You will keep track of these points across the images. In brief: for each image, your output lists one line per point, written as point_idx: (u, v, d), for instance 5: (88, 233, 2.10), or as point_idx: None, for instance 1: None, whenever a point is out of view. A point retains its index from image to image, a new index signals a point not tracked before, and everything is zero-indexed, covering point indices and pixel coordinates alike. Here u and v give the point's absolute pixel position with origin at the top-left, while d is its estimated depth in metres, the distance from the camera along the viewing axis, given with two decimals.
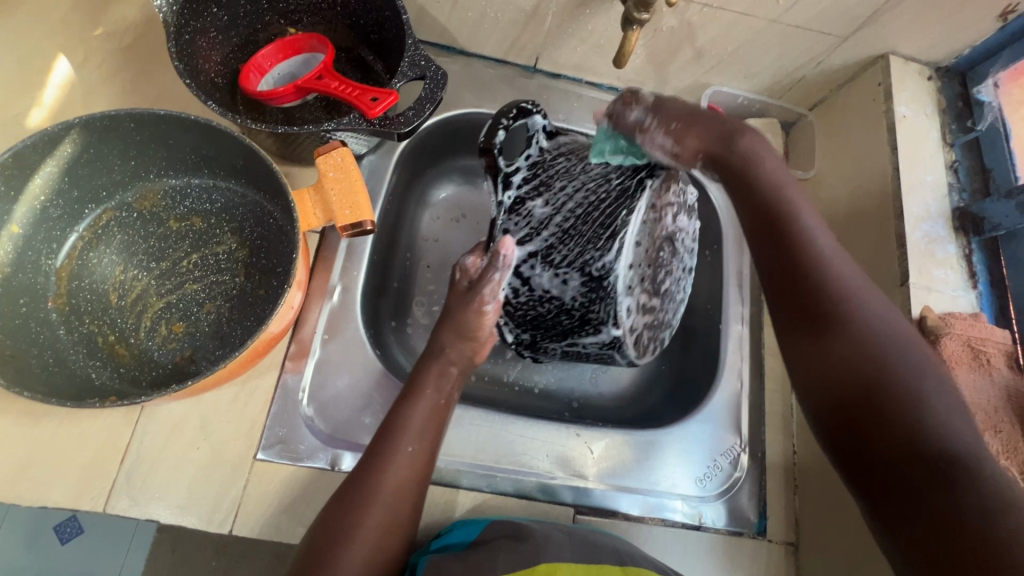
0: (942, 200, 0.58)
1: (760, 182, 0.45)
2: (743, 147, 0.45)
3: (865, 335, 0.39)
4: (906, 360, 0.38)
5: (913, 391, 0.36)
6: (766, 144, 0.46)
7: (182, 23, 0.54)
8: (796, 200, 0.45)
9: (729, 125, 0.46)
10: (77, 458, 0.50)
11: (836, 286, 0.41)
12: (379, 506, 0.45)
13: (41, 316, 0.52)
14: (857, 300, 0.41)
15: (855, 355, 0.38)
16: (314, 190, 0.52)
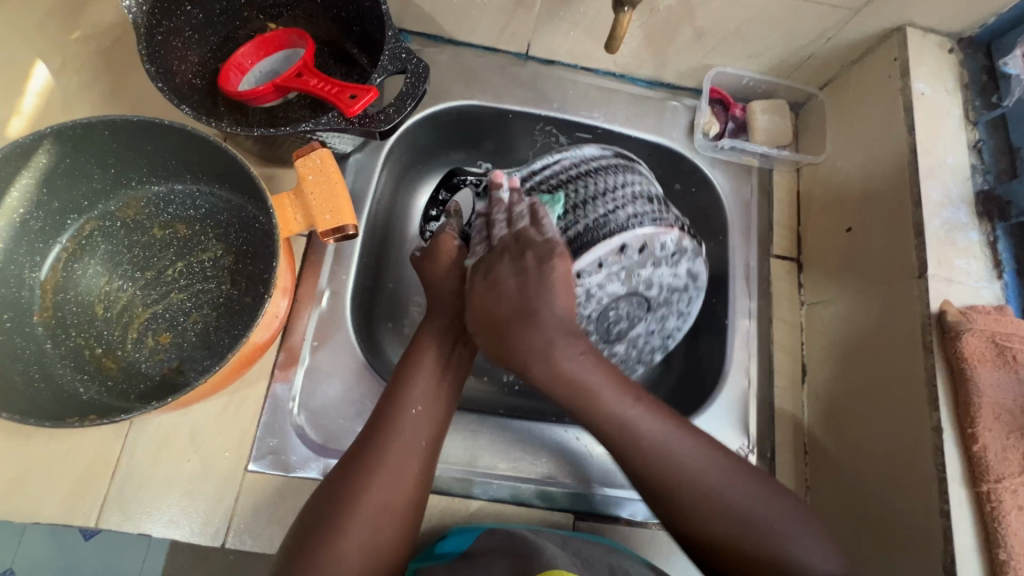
0: (964, 184, 0.54)
1: (559, 390, 0.43)
2: (558, 353, 0.43)
3: (687, 495, 0.42)
4: (755, 509, 0.42)
5: (768, 541, 0.41)
6: (576, 338, 0.44)
7: (153, 23, 0.52)
8: (607, 395, 0.44)
9: (520, 337, 0.43)
10: (68, 473, 0.50)
11: (659, 479, 0.43)
12: (389, 472, 0.44)
13: (26, 331, 0.51)
14: (685, 461, 0.43)
15: (701, 531, 0.42)
16: (294, 195, 0.50)
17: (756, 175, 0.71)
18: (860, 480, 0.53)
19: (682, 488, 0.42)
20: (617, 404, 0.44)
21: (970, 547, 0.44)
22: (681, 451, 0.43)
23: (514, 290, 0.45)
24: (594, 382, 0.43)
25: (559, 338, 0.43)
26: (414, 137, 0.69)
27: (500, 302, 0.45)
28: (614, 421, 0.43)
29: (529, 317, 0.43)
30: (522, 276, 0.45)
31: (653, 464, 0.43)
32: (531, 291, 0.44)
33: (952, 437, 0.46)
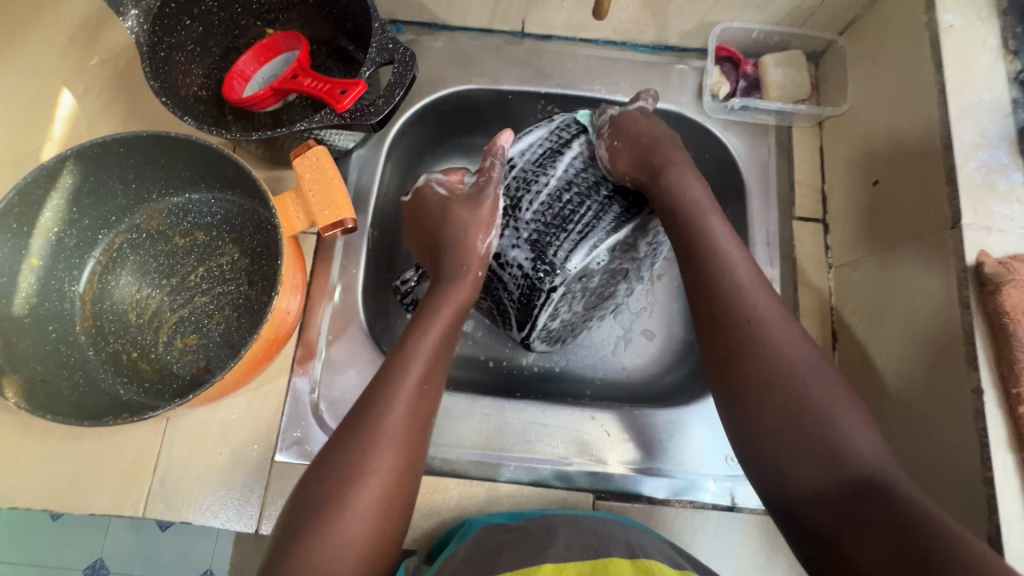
0: (1004, 121, 0.48)
1: (680, 205, 0.50)
2: (669, 175, 0.51)
3: (769, 343, 0.43)
4: (809, 373, 0.41)
5: (819, 418, 0.39)
6: (716, 208, 0.50)
7: (154, 40, 0.54)
8: (714, 216, 0.49)
9: (676, 174, 0.51)
10: (116, 468, 0.54)
11: (733, 300, 0.45)
12: (391, 446, 0.43)
13: (71, 340, 0.55)
14: (755, 300, 0.45)
15: (775, 360, 0.42)
16: (294, 194, 0.52)
17: (773, 133, 0.67)
18: (899, 450, 0.50)
19: (754, 321, 0.44)
20: (707, 220, 0.49)
21: (1020, 517, 0.40)
22: (771, 320, 0.44)
23: (642, 131, 0.55)
24: (710, 215, 0.49)
25: (679, 163, 0.52)
26: (424, 133, 0.70)
27: (638, 154, 0.53)
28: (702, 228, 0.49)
29: (673, 166, 0.52)
30: (659, 138, 0.54)
31: (731, 299, 0.45)
32: (658, 155, 0.52)
33: (994, 398, 0.42)
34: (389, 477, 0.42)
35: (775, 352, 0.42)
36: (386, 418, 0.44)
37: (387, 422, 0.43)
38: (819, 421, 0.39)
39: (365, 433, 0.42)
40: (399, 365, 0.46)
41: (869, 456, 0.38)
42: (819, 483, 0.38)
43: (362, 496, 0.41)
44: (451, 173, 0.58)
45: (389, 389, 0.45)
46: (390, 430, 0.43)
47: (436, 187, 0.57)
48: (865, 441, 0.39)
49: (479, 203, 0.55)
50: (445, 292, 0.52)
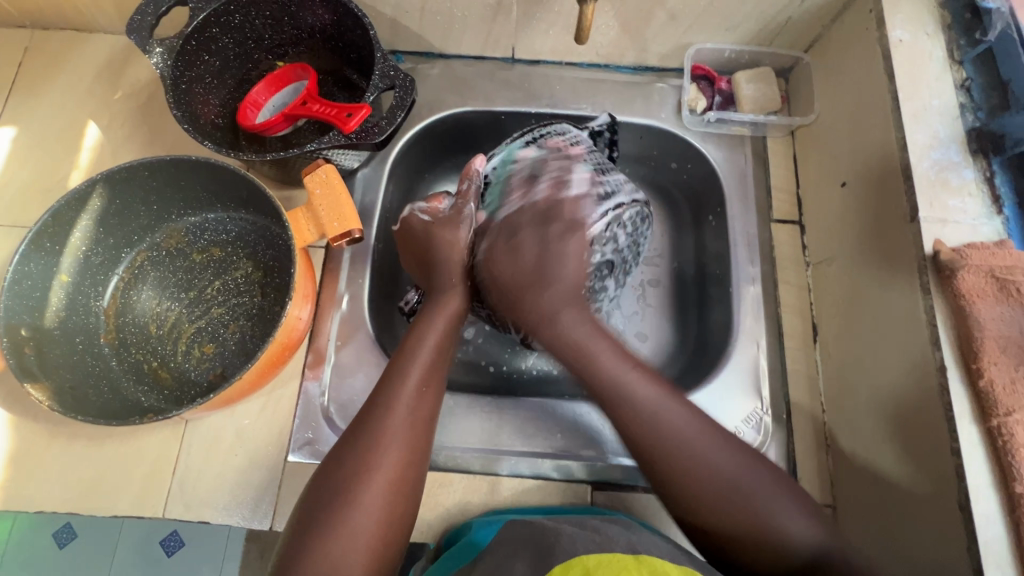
0: (953, 123, 0.53)
1: (565, 343, 0.52)
2: (559, 320, 0.53)
3: (660, 439, 0.46)
4: (737, 478, 0.44)
5: (756, 516, 0.43)
6: (582, 309, 0.54)
7: (177, 74, 0.59)
8: (600, 344, 0.51)
9: (533, 298, 0.54)
10: (137, 472, 0.57)
11: (653, 457, 0.46)
12: (395, 445, 0.46)
13: (96, 351, 0.59)
14: (678, 434, 0.46)
15: (694, 455, 0.45)
16: (305, 208, 0.56)
17: (749, 143, 0.71)
18: (877, 432, 0.53)
19: (684, 446, 0.45)
20: (613, 364, 0.49)
21: (987, 485, 0.43)
22: (665, 413, 0.47)
23: (531, 250, 0.56)
24: (595, 340, 0.51)
25: (560, 310, 0.53)
26: (423, 154, 0.75)
27: (519, 267, 0.55)
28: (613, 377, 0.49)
29: (536, 287, 0.54)
30: (541, 246, 0.56)
31: (634, 422, 0.47)
32: (544, 260, 0.55)
33: (958, 375, 0.45)
34: (395, 474, 0.45)
35: (688, 482, 0.44)
36: (391, 421, 0.47)
37: (391, 422, 0.47)
38: (756, 518, 0.43)
39: (371, 434, 0.46)
40: (400, 372, 0.50)
41: (807, 532, 0.42)
42: (771, 564, 0.42)
43: (372, 495, 0.44)
44: (432, 200, 0.62)
45: (392, 393, 0.49)
46: (394, 431, 0.47)
47: (418, 216, 0.60)
48: (797, 523, 0.43)
49: (458, 225, 0.59)
50: (440, 306, 0.55)
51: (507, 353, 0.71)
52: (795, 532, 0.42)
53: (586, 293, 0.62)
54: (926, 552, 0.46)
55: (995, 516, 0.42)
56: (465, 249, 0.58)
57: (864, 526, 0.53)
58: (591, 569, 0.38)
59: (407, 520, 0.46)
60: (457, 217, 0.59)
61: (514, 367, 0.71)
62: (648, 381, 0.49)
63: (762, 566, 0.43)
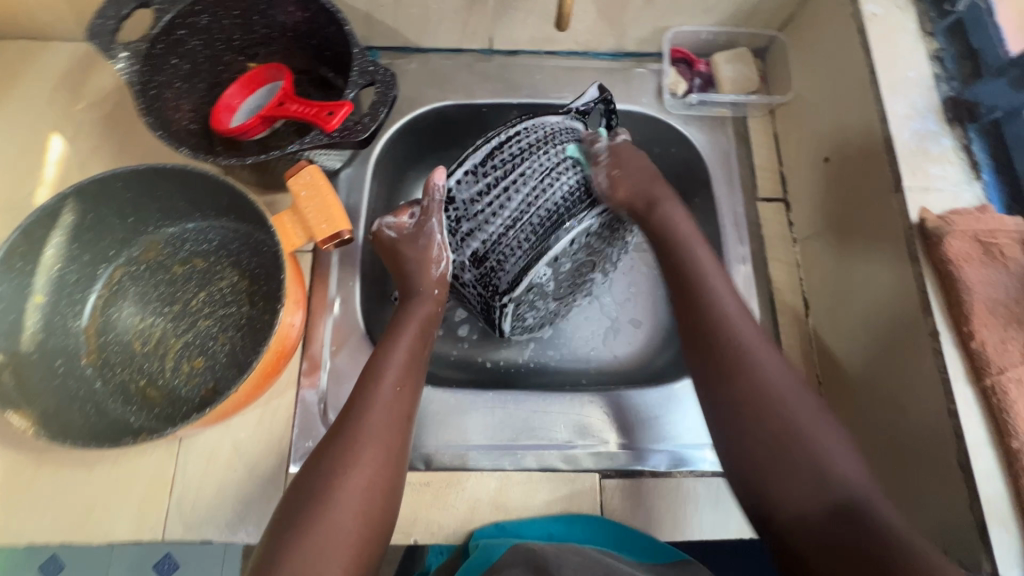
0: (930, 93, 0.54)
1: (671, 241, 0.55)
2: (655, 211, 0.56)
3: (722, 330, 0.49)
4: (790, 394, 0.45)
5: (797, 424, 0.44)
6: (685, 218, 0.57)
7: (145, 80, 0.57)
8: (703, 257, 0.53)
9: (658, 219, 0.55)
10: (132, 495, 0.55)
11: (724, 336, 0.49)
12: (371, 444, 0.46)
13: (78, 374, 0.56)
14: (749, 346, 0.48)
15: (747, 355, 0.47)
16: (291, 212, 0.55)
17: (730, 124, 0.72)
18: (873, 398, 0.54)
19: (739, 348, 0.48)
20: (714, 282, 0.52)
21: (984, 442, 0.44)
22: (739, 326, 0.49)
23: (633, 168, 0.57)
24: (694, 243, 0.54)
25: (687, 233, 0.55)
26: (406, 152, 0.73)
27: (637, 195, 0.56)
28: (727, 296, 0.51)
29: (665, 198, 0.57)
30: (631, 176, 0.56)
31: (720, 325, 0.49)
32: (655, 198, 0.56)
33: (950, 338, 0.47)
34: (373, 474, 0.45)
35: (748, 377, 0.46)
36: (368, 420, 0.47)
37: (368, 424, 0.47)
38: (803, 438, 0.43)
39: (349, 434, 0.46)
40: (375, 375, 0.50)
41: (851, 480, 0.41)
42: (805, 507, 0.41)
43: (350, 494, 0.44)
44: (399, 211, 0.58)
45: (369, 395, 0.49)
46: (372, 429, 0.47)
47: (386, 233, 0.57)
48: (845, 460, 0.42)
49: (426, 243, 0.56)
50: (411, 312, 0.55)
51: (502, 347, 0.71)
52: (840, 467, 0.42)
53: (558, 292, 0.60)
54: (929, 512, 0.48)
55: (994, 472, 0.44)
56: (437, 262, 0.56)
57: None
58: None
59: (388, 518, 0.46)
60: (424, 235, 0.56)
61: (510, 361, 0.70)
62: (747, 315, 0.50)
63: (794, 509, 0.42)
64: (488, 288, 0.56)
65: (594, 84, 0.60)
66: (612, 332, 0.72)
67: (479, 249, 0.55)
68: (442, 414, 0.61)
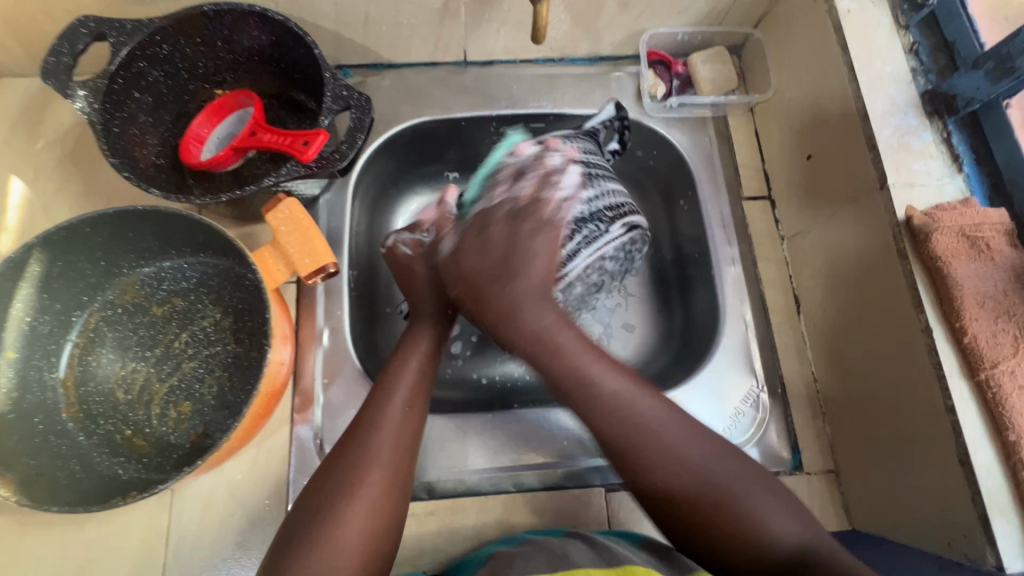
0: (908, 88, 0.54)
1: (526, 323, 0.48)
2: (514, 288, 0.49)
3: (614, 427, 0.45)
4: (736, 477, 0.43)
5: (738, 503, 0.42)
6: (549, 304, 0.49)
7: (107, 117, 0.55)
8: (566, 334, 0.48)
9: (497, 290, 0.49)
10: (126, 548, 0.53)
11: (627, 428, 0.44)
12: (380, 465, 0.45)
13: (59, 429, 0.54)
14: (644, 418, 0.45)
15: (675, 450, 0.43)
16: (272, 247, 0.53)
17: (711, 124, 0.72)
18: (870, 393, 0.55)
19: (640, 444, 0.44)
20: (602, 373, 0.46)
21: (981, 435, 0.45)
22: (604, 380, 0.46)
23: (499, 239, 0.51)
24: (562, 328, 0.48)
25: (520, 302, 0.48)
26: (387, 170, 0.72)
27: (486, 261, 0.50)
28: (570, 367, 0.46)
29: (501, 279, 0.49)
30: (512, 240, 0.51)
31: (597, 412, 0.45)
32: (515, 256, 0.50)
33: (943, 334, 0.47)
34: (379, 498, 0.44)
35: (658, 472, 0.43)
36: (378, 439, 0.46)
37: (376, 443, 0.46)
38: (738, 513, 0.42)
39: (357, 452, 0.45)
40: (382, 396, 0.49)
41: (788, 536, 0.41)
42: (749, 569, 0.41)
43: (357, 512, 0.42)
44: (414, 228, 0.61)
45: (377, 415, 0.48)
46: (381, 448, 0.46)
47: (402, 247, 0.59)
48: (781, 524, 0.41)
49: (441, 261, 0.58)
50: (424, 330, 0.56)
51: (497, 363, 0.70)
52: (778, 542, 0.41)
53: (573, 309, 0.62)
54: (932, 505, 0.48)
55: (993, 465, 0.44)
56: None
57: (868, 484, 0.56)
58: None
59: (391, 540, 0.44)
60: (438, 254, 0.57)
61: (506, 377, 0.69)
62: (658, 401, 0.46)
63: (737, 559, 0.41)
64: None
65: (612, 102, 0.64)
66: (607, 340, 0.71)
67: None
68: (441, 440, 0.59)
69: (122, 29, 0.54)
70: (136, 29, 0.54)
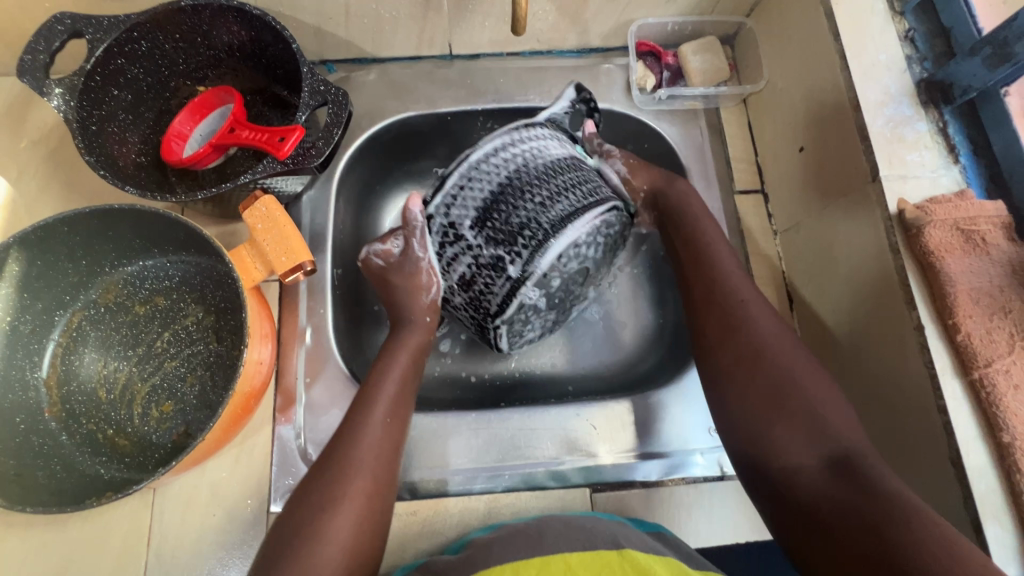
0: (902, 76, 0.52)
1: (710, 259, 0.55)
2: (687, 223, 0.58)
3: (753, 343, 0.49)
4: (817, 395, 0.45)
5: (813, 420, 0.44)
6: (713, 223, 0.58)
7: (84, 115, 0.54)
8: (727, 259, 0.55)
9: (682, 203, 0.59)
10: (108, 548, 0.53)
11: (756, 350, 0.48)
12: (363, 475, 0.45)
13: (41, 428, 0.54)
14: (766, 337, 0.49)
15: (763, 361, 0.47)
16: (249, 245, 0.54)
17: (703, 116, 0.70)
18: (862, 392, 0.53)
19: (772, 359, 0.47)
20: (742, 282, 0.53)
21: (975, 436, 0.43)
22: (760, 317, 0.50)
23: (664, 185, 0.61)
24: (720, 256, 0.55)
25: (704, 222, 0.58)
26: (374, 165, 0.70)
27: (655, 179, 0.61)
28: (726, 279, 0.53)
29: (686, 196, 0.59)
30: (624, 177, 0.61)
31: (750, 329, 0.49)
32: (671, 181, 0.61)
33: (935, 331, 0.45)
34: (363, 508, 0.44)
35: (767, 377, 0.47)
36: (357, 451, 0.46)
37: (357, 454, 0.46)
38: (813, 427, 0.43)
39: (338, 462, 0.45)
40: (364, 408, 0.49)
41: (844, 431, 0.43)
42: (813, 485, 0.41)
43: (339, 521, 0.42)
44: (384, 238, 0.57)
45: (358, 427, 0.48)
46: (361, 458, 0.46)
47: (374, 261, 0.57)
48: (805, 457, 0.43)
49: (415, 270, 0.56)
50: (403, 341, 0.55)
51: (486, 360, 0.68)
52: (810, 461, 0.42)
53: (557, 305, 0.56)
54: None
55: (987, 466, 0.43)
56: (426, 287, 0.57)
57: None
58: (572, 565, 0.40)
59: (373, 550, 0.44)
60: (415, 261, 0.56)
61: (495, 375, 0.67)
62: (778, 318, 0.51)
63: (806, 487, 0.42)
64: (479, 310, 0.55)
65: (570, 85, 0.60)
66: (598, 336, 0.69)
67: (465, 272, 0.54)
68: (424, 439, 0.59)
69: (98, 26, 0.53)
70: (113, 26, 0.54)
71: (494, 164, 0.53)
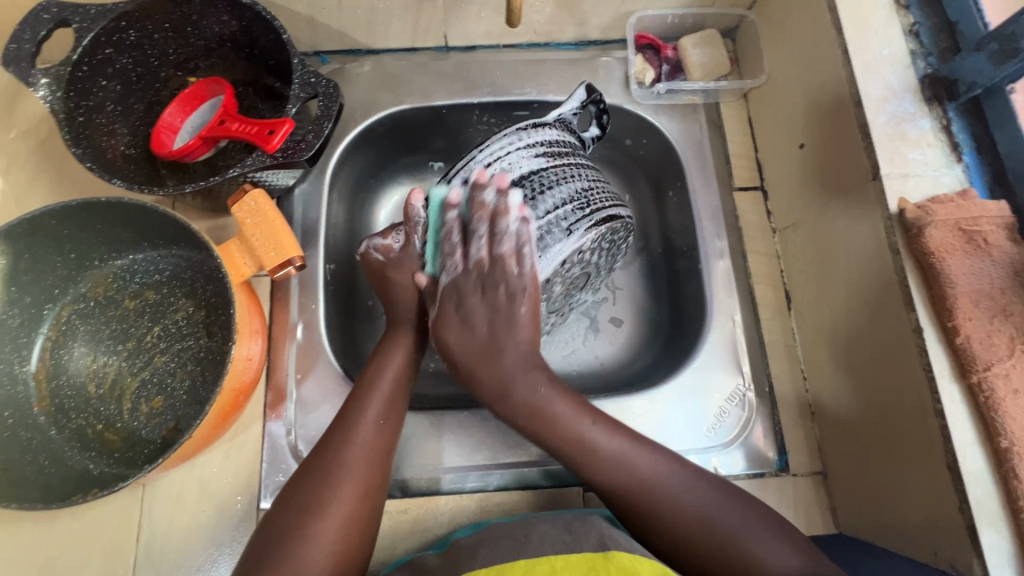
0: (905, 71, 0.51)
1: (558, 430, 0.47)
2: (517, 395, 0.48)
3: (628, 488, 0.45)
4: (737, 527, 0.42)
5: (732, 544, 0.41)
6: (535, 371, 0.49)
7: (71, 107, 0.53)
8: (559, 403, 0.48)
9: (487, 370, 0.49)
10: (97, 543, 0.53)
11: (641, 484, 0.45)
12: (352, 478, 0.44)
13: (30, 422, 0.54)
14: (660, 487, 0.45)
15: (652, 489, 0.45)
16: (238, 240, 0.53)
17: (702, 111, 0.69)
18: (859, 394, 0.53)
19: (642, 493, 0.45)
20: (588, 433, 0.47)
21: (972, 441, 0.42)
22: (636, 460, 0.46)
23: (479, 326, 0.49)
24: (549, 398, 0.48)
25: (511, 370, 0.49)
26: (368, 158, 0.69)
27: (472, 341, 0.49)
28: (572, 440, 0.47)
29: (506, 330, 0.49)
30: (490, 314, 0.49)
31: (603, 473, 0.46)
32: (498, 341, 0.49)
33: (934, 334, 0.44)
34: (352, 510, 0.43)
35: (668, 513, 0.44)
36: (348, 455, 0.45)
37: (347, 457, 0.45)
38: (728, 559, 0.41)
39: (328, 466, 0.45)
40: (356, 410, 0.48)
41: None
42: None
43: (327, 527, 0.42)
44: (384, 232, 0.55)
45: (349, 429, 0.47)
46: (351, 462, 0.45)
47: (373, 255, 0.54)
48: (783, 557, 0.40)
49: (414, 268, 0.54)
50: (401, 339, 0.54)
51: None
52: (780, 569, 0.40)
53: (556, 307, 0.57)
54: (919, 513, 0.46)
55: (984, 473, 0.42)
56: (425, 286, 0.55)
57: (856, 488, 0.54)
58: (557, 569, 0.39)
59: (363, 554, 0.43)
60: (418, 260, 0.54)
61: None
62: (648, 444, 0.48)
63: None
64: None
65: (581, 84, 0.57)
66: (594, 334, 0.68)
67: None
68: (415, 437, 0.58)
69: (85, 14, 0.52)
70: (101, 14, 0.53)
71: (504, 165, 0.52)
